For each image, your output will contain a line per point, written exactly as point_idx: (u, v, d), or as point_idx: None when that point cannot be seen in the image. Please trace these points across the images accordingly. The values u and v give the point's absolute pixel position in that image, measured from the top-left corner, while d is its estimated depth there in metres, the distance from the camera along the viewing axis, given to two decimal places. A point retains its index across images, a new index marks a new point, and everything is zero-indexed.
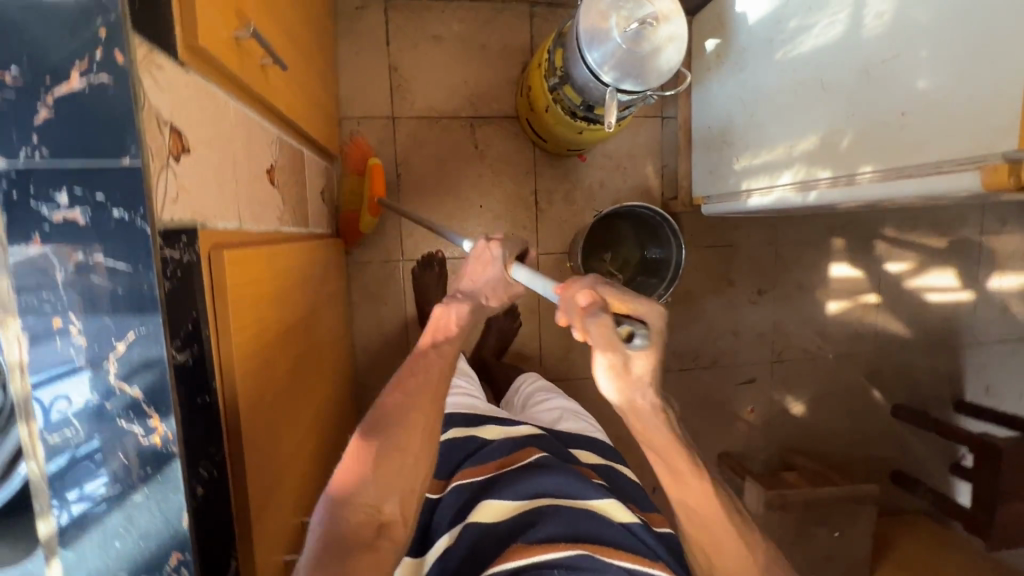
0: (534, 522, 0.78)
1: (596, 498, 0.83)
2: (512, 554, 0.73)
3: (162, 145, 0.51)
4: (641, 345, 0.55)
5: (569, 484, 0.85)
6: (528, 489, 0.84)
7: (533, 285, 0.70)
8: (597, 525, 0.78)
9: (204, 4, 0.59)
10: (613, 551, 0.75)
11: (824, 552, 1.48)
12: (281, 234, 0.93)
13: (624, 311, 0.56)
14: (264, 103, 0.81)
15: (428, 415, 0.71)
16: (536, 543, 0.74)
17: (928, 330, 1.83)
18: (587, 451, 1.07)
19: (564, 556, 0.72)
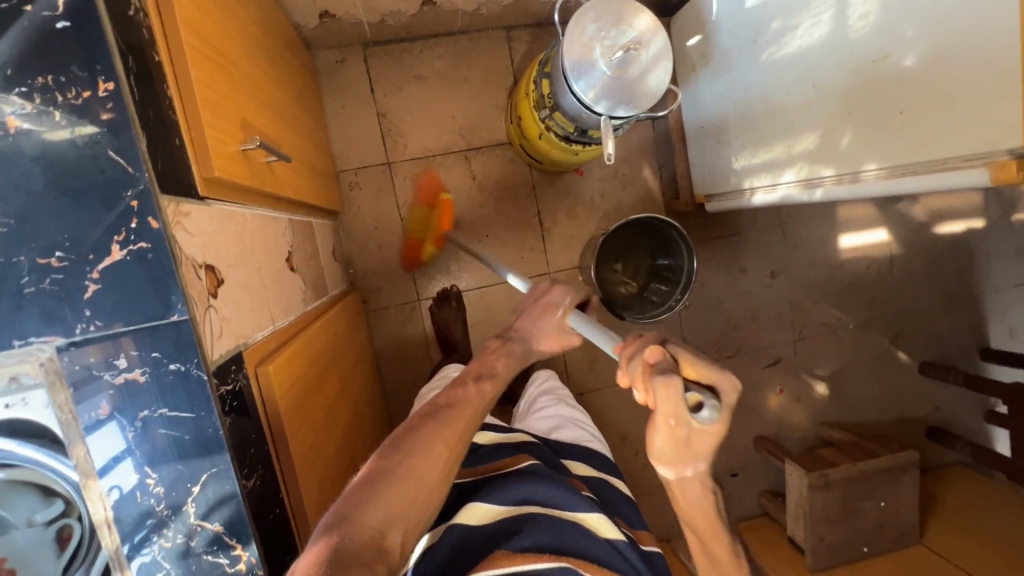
0: (518, 530, 0.66)
1: (585, 510, 0.72)
2: (491, 561, 0.62)
3: (202, 290, 0.53)
4: (709, 420, 0.47)
5: (559, 495, 0.73)
6: (515, 494, 0.73)
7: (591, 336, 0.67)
8: (587, 542, 0.67)
9: (213, 133, 0.61)
10: (601, 570, 0.64)
11: (872, 523, 1.50)
12: (307, 312, 0.95)
13: (699, 379, 0.48)
14: (275, 197, 0.83)
15: (459, 437, 0.61)
16: (518, 552, 0.63)
17: (946, 285, 1.83)
18: (580, 461, 0.94)
19: (545, 568, 0.61)
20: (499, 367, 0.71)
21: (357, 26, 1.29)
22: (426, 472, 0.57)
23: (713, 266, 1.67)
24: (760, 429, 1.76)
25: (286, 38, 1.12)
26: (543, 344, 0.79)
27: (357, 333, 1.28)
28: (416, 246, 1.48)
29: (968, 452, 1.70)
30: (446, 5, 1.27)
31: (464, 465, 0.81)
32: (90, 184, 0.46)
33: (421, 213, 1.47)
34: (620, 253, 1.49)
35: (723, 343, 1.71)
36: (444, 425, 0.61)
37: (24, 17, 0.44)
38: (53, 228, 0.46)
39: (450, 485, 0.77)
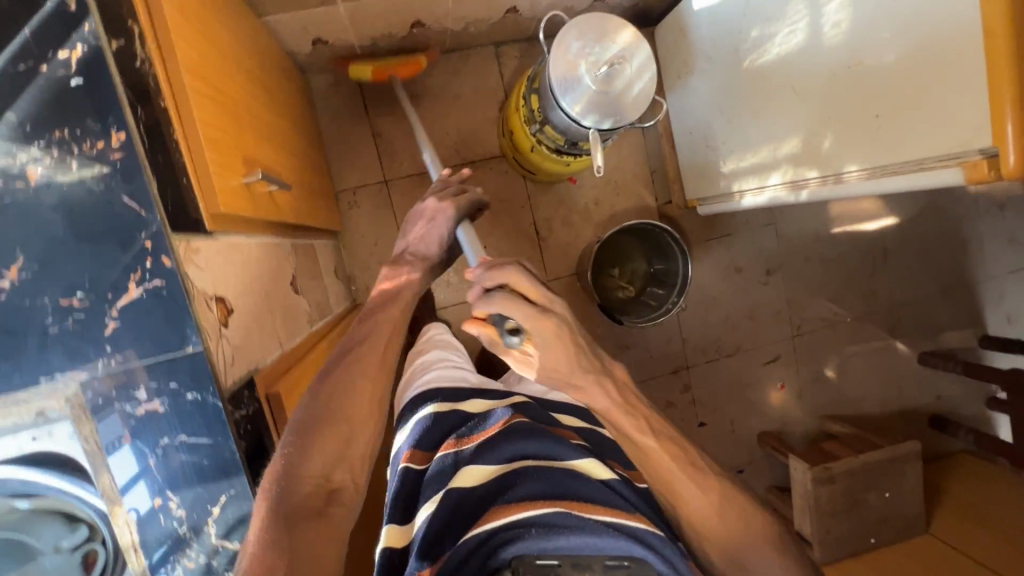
0: (512, 483, 0.69)
1: (576, 459, 0.74)
2: (491, 515, 0.64)
3: (214, 321, 0.56)
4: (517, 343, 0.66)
5: (549, 447, 0.75)
6: (506, 453, 0.75)
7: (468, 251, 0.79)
8: (580, 485, 0.69)
9: (218, 169, 0.64)
10: (596, 507, 0.65)
11: (877, 514, 1.52)
12: (313, 332, 0.99)
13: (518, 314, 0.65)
14: (277, 224, 0.86)
15: (374, 378, 0.67)
16: (513, 503, 0.65)
17: (940, 274, 1.85)
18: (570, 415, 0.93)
19: (539, 515, 0.63)
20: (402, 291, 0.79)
21: (349, 50, 1.33)
22: (354, 412, 0.64)
23: (709, 266, 1.70)
24: (763, 424, 1.78)
25: (281, 67, 1.15)
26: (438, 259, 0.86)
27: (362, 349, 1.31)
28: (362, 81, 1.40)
29: (971, 439, 1.72)
30: (435, 26, 1.30)
31: (458, 434, 0.80)
32: (106, 227, 0.49)
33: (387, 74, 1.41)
34: (615, 256, 1.52)
35: (722, 342, 1.73)
36: (360, 369, 0.67)
37: (41, 76, 0.47)
38: (73, 270, 0.49)
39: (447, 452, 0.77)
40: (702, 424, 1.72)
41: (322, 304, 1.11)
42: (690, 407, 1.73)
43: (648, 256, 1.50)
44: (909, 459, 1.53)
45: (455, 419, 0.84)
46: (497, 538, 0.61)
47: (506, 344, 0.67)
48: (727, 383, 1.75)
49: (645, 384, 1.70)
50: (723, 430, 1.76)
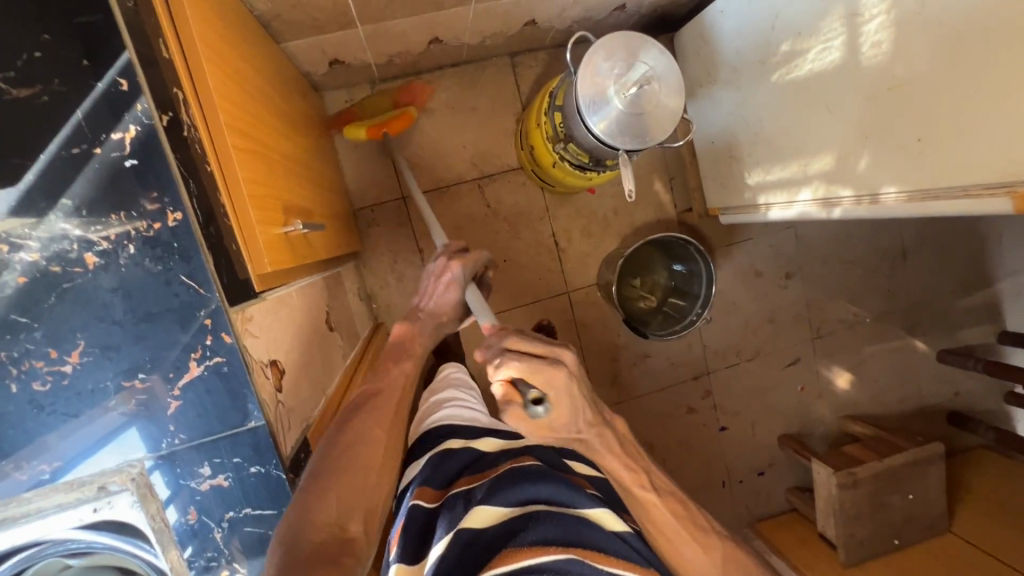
0: (526, 525, 0.66)
1: (591, 507, 0.73)
2: (503, 559, 0.62)
3: (271, 389, 0.55)
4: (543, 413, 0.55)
5: (565, 491, 0.73)
6: (521, 495, 0.72)
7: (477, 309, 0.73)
8: (593, 533, 0.68)
9: (261, 226, 0.63)
10: (608, 561, 0.66)
11: (901, 516, 1.53)
12: (347, 365, 0.98)
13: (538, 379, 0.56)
14: (311, 263, 0.85)
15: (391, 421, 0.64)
16: (528, 547, 0.63)
17: (959, 271, 1.84)
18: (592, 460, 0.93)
19: (554, 562, 0.62)
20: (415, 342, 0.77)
21: (364, 67, 1.30)
22: (373, 457, 0.60)
23: (728, 271, 1.69)
24: (783, 427, 1.79)
25: (300, 92, 1.13)
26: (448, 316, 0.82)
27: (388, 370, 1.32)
28: (350, 116, 1.37)
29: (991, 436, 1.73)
30: (452, 41, 1.27)
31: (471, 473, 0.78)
32: (166, 307, 0.48)
33: (379, 103, 1.39)
34: (633, 267, 1.50)
35: (742, 346, 1.73)
36: (376, 413, 0.65)
37: (95, 159, 0.46)
38: (135, 352, 0.49)
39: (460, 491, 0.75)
40: (723, 429, 1.73)
41: (352, 333, 1.10)
42: (711, 412, 1.74)
43: (668, 262, 1.48)
44: (933, 461, 1.54)
45: (468, 456, 0.82)
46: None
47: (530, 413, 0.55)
48: (747, 387, 1.75)
49: (667, 391, 1.70)
50: (744, 433, 1.77)
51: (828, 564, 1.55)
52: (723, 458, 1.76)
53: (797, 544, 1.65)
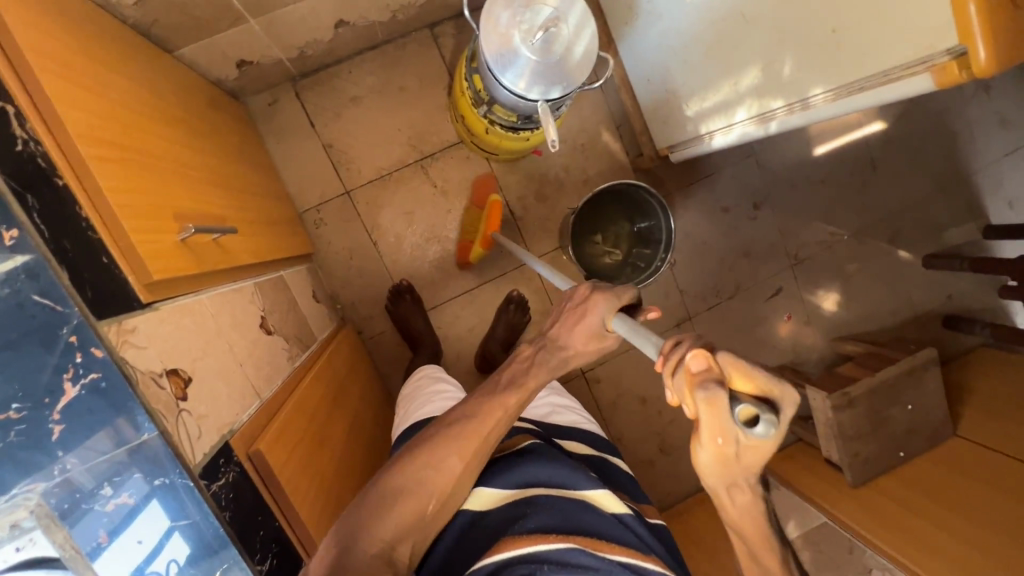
0: (524, 512, 0.66)
1: (590, 489, 0.73)
2: (502, 546, 0.62)
3: (168, 400, 0.53)
4: (766, 433, 0.45)
5: (564, 474, 0.74)
6: (518, 478, 0.73)
7: (632, 339, 0.58)
8: (592, 518, 0.68)
9: (143, 235, 0.60)
10: (611, 546, 0.64)
11: (903, 428, 1.51)
12: (298, 367, 0.97)
13: (752, 390, 0.46)
14: (230, 269, 0.82)
15: (475, 452, 0.70)
16: (526, 534, 0.63)
17: (932, 171, 1.78)
18: (580, 444, 0.97)
19: (554, 550, 0.61)
20: (529, 376, 0.71)
21: (278, 64, 1.26)
22: (437, 482, 0.68)
23: (695, 212, 1.64)
24: (777, 359, 1.76)
25: (209, 100, 1.10)
26: (581, 352, 0.71)
27: (358, 365, 1.31)
28: (467, 246, 1.45)
29: (987, 333, 1.69)
30: (361, 21, 1.22)
31: None
32: (27, 332, 0.48)
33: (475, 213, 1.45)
34: (592, 221, 1.46)
35: (721, 285, 1.69)
36: (460, 442, 0.70)
37: None
38: (5, 386, 0.48)
39: None
40: None
41: (304, 335, 1.08)
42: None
43: (628, 217, 1.45)
44: (928, 368, 1.50)
45: None
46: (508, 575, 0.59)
47: (747, 436, 0.46)
48: (733, 326, 1.72)
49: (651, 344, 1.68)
50: None
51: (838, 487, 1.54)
52: None
53: (805, 473, 1.64)
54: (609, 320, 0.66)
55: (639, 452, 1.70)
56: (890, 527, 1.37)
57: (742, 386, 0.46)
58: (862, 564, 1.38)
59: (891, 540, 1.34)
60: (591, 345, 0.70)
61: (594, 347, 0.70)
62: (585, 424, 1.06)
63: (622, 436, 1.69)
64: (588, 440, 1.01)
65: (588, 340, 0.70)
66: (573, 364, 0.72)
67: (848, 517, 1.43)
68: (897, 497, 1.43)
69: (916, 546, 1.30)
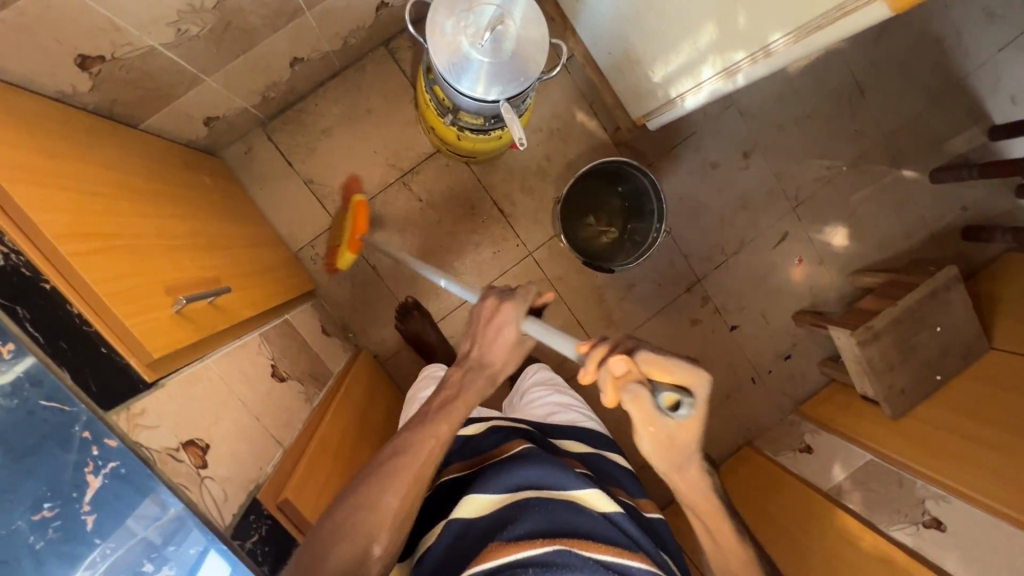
0: (514, 518, 0.74)
1: (577, 489, 0.81)
2: (490, 553, 0.70)
3: (189, 472, 0.57)
4: (686, 412, 0.60)
5: (552, 475, 0.82)
6: (509, 482, 0.81)
7: (551, 341, 0.69)
8: (580, 518, 0.75)
9: (142, 318, 0.62)
10: (598, 545, 0.72)
11: (935, 351, 1.46)
12: (318, 406, 0.99)
13: (668, 382, 0.59)
14: (232, 327, 0.84)
15: (411, 489, 0.69)
16: (515, 541, 0.71)
17: (922, 81, 1.71)
18: (577, 441, 1.07)
19: (541, 555, 0.69)
20: (461, 392, 0.75)
21: (244, 113, 1.27)
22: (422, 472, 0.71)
23: (683, 173, 1.61)
24: (794, 305, 1.73)
25: (185, 163, 1.12)
26: (503, 363, 0.78)
27: (377, 386, 1.34)
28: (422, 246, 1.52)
29: (1009, 238, 1.62)
30: (315, 54, 1.23)
31: (460, 459, 0.92)
32: (42, 427, 0.55)
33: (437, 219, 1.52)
34: (577, 200, 1.43)
35: (724, 242, 1.66)
36: (396, 479, 0.69)
37: None
38: (32, 484, 0.55)
39: (450, 478, 0.89)
40: (734, 329, 1.69)
41: (318, 372, 1.10)
42: (717, 317, 1.69)
43: (613, 191, 1.43)
44: (950, 286, 1.46)
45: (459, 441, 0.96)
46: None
47: (672, 417, 0.60)
48: (744, 280, 1.69)
49: (664, 314, 1.66)
50: (756, 325, 1.72)
51: (880, 422, 1.50)
52: (744, 357, 1.72)
53: (847, 413, 1.60)
54: (527, 323, 0.74)
55: None
56: (940, 458, 1.32)
57: (661, 379, 0.59)
58: (915, 496, 1.29)
59: (941, 469, 1.29)
60: (514, 359, 0.78)
61: (516, 359, 0.78)
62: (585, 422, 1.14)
63: None
64: (586, 436, 1.10)
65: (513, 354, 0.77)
66: (499, 375, 0.78)
67: (898, 455, 1.39)
68: (941, 423, 1.40)
69: (970, 472, 1.25)
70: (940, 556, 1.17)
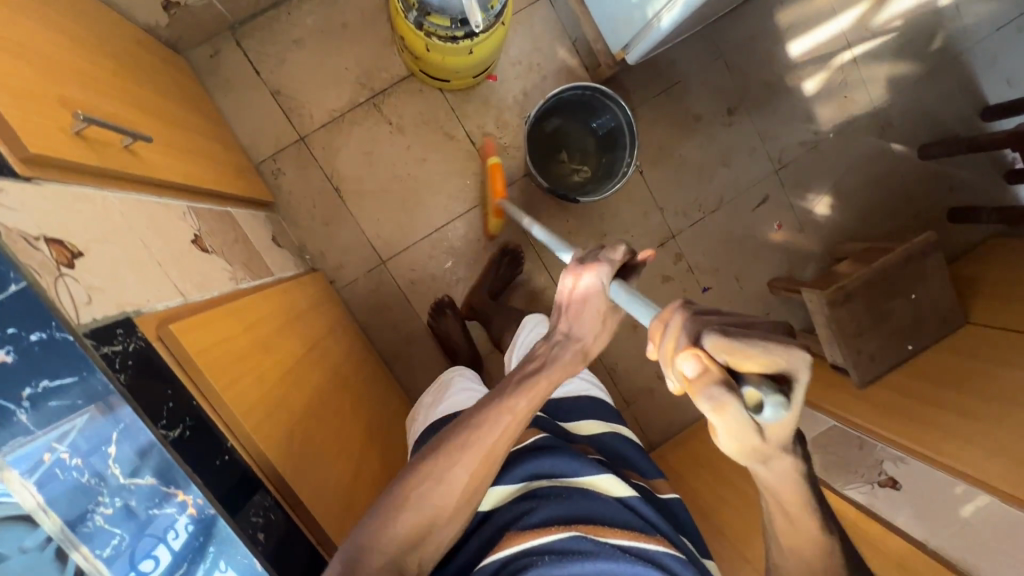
0: (528, 508, 0.74)
1: (590, 475, 0.79)
2: (505, 542, 0.70)
3: (45, 261, 0.51)
4: (775, 414, 0.49)
5: (568, 464, 0.80)
6: (523, 471, 0.80)
7: (632, 310, 0.65)
8: (596, 505, 0.74)
9: (23, 115, 0.58)
10: (612, 530, 0.71)
11: (908, 320, 1.41)
12: (243, 289, 0.93)
13: (754, 372, 0.48)
14: (147, 179, 0.79)
15: (479, 463, 0.69)
16: (529, 529, 0.70)
17: (917, 54, 1.67)
18: (588, 419, 1.00)
19: (554, 540, 0.68)
20: (543, 377, 0.73)
21: (209, 7, 1.23)
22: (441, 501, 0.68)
23: (665, 123, 1.57)
24: (771, 272, 1.68)
25: (140, 43, 1.08)
26: (591, 339, 0.77)
27: (325, 304, 1.27)
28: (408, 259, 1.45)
29: (994, 217, 1.58)
30: None
31: None
32: None
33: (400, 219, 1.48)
34: (558, 139, 1.40)
35: (702, 199, 1.62)
36: (436, 487, 0.68)
37: None
38: None
39: None
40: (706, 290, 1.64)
41: (257, 267, 1.06)
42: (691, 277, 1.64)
43: (590, 128, 1.39)
44: (928, 252, 1.42)
45: None
46: (514, 566, 0.67)
47: (757, 419, 0.49)
48: (720, 240, 1.65)
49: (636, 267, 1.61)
50: (729, 289, 1.67)
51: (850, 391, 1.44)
52: None
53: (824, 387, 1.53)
54: (609, 289, 0.71)
55: (636, 380, 1.66)
56: (913, 427, 1.24)
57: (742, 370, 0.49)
58: (873, 457, 1.27)
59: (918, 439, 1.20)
60: (599, 333, 0.77)
61: (601, 334, 0.78)
62: (591, 393, 1.07)
63: (616, 366, 1.65)
64: (593, 409, 1.02)
65: (597, 328, 0.77)
66: (589, 354, 0.77)
67: (872, 425, 1.31)
68: (908, 391, 1.34)
69: (945, 440, 1.17)
70: (892, 513, 1.15)
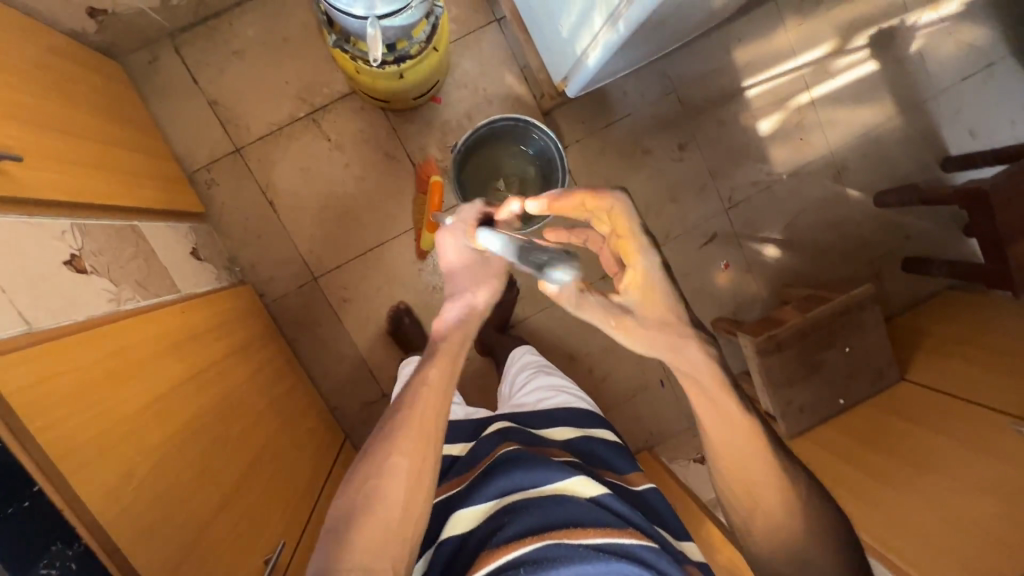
0: (502, 523, 0.69)
1: (560, 480, 0.75)
2: (478, 565, 0.65)
3: None
4: (564, 275, 0.59)
5: (533, 474, 0.75)
6: (494, 489, 0.76)
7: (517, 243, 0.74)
8: (567, 508, 0.69)
9: None
10: (587, 531, 0.66)
11: (842, 373, 1.38)
12: (129, 310, 0.92)
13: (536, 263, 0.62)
14: (18, 200, 0.78)
15: (417, 444, 0.72)
16: (503, 544, 0.65)
17: (879, 100, 1.64)
18: (561, 425, 0.95)
19: (527, 552, 0.63)
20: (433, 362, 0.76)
21: (142, 15, 1.22)
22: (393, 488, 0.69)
23: (613, 154, 1.55)
24: (716, 310, 1.65)
25: (61, 50, 1.07)
26: (475, 292, 0.80)
27: (246, 321, 1.28)
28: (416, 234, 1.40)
29: (944, 271, 1.55)
30: None
31: (450, 479, 0.86)
32: None
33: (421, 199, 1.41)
34: (488, 164, 1.38)
35: (648, 233, 1.60)
36: (394, 469, 0.70)
37: None
38: None
39: (440, 501, 0.82)
40: None
41: (156, 284, 1.04)
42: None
43: (522, 153, 1.37)
44: (866, 306, 1.38)
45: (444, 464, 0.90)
46: None
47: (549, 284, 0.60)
48: None
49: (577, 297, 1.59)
50: None
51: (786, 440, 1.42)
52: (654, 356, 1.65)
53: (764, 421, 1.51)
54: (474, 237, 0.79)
55: None
56: (861, 493, 1.22)
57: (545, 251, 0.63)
58: None
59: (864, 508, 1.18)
60: (483, 279, 0.80)
61: (484, 279, 0.80)
62: (574, 404, 1.01)
63: None
64: (563, 412, 0.98)
65: (480, 276, 0.80)
66: (478, 308, 0.80)
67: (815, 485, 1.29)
68: (835, 448, 1.32)
69: (884, 518, 1.15)
70: None
